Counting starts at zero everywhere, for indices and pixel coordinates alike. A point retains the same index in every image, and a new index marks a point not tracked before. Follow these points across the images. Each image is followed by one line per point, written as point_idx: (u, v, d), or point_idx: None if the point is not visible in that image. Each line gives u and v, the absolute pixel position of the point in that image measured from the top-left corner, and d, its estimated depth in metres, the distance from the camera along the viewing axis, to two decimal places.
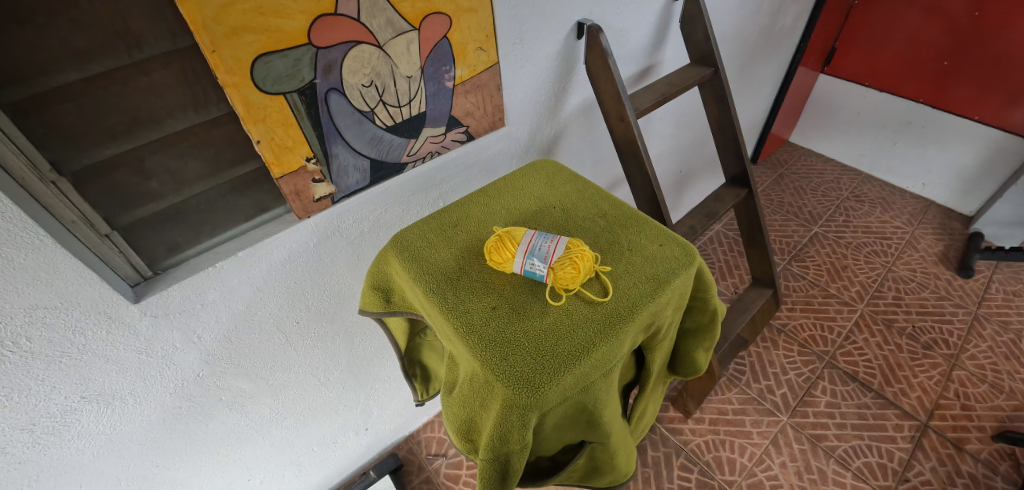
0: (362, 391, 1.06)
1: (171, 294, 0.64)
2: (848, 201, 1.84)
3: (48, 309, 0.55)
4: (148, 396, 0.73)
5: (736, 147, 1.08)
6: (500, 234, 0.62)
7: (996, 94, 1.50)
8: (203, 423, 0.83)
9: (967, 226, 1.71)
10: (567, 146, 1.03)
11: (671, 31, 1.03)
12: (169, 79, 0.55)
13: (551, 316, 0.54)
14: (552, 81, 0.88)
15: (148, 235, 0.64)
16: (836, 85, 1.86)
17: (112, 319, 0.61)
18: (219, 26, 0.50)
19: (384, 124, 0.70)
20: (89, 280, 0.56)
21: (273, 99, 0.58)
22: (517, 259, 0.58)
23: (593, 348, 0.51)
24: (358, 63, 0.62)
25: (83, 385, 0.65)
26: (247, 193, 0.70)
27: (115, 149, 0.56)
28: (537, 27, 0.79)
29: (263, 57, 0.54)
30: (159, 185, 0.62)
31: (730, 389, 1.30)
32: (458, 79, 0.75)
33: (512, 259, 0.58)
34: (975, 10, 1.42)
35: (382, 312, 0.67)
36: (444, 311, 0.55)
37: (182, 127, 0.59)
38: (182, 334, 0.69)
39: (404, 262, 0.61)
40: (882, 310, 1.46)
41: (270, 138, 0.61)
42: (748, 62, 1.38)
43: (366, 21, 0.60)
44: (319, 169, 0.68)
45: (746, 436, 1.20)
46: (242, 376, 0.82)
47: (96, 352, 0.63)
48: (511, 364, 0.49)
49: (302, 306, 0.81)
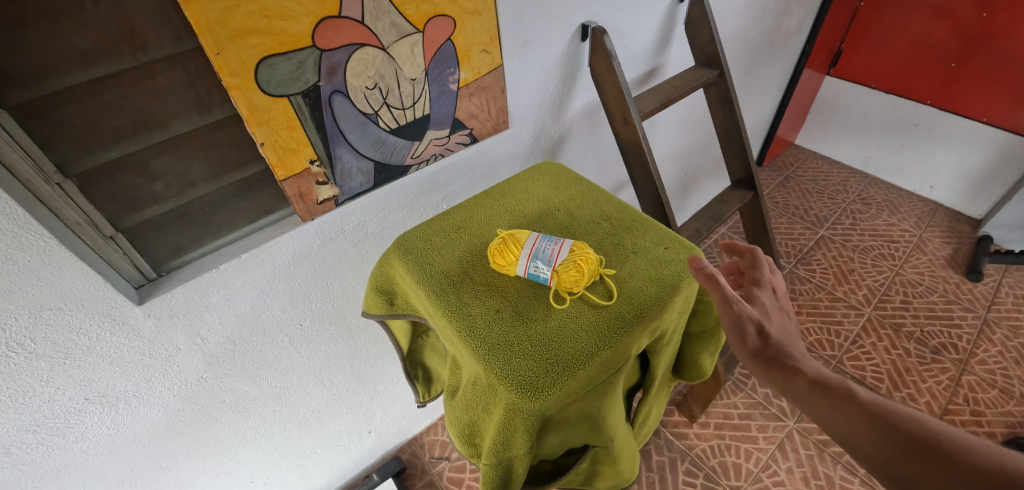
0: (365, 393, 1.06)
1: (174, 296, 0.65)
2: (855, 204, 1.83)
3: (53, 310, 0.55)
4: (152, 398, 0.73)
5: (741, 150, 1.07)
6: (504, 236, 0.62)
7: (1004, 96, 1.49)
8: (206, 425, 0.83)
9: (976, 229, 1.69)
10: (572, 148, 1.03)
11: (676, 33, 1.03)
12: (173, 82, 0.56)
13: (556, 320, 0.54)
14: (557, 83, 0.88)
15: (152, 238, 0.64)
16: (842, 87, 1.85)
17: (116, 320, 0.61)
18: (223, 28, 0.50)
19: (388, 126, 0.70)
20: (94, 282, 0.56)
21: (277, 101, 0.58)
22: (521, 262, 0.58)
23: (598, 353, 0.50)
24: (363, 65, 0.62)
25: (87, 386, 0.65)
26: (252, 195, 0.70)
27: (120, 151, 0.56)
28: (541, 29, 0.78)
29: (267, 59, 0.55)
30: (163, 187, 0.62)
31: (736, 393, 1.29)
32: (462, 82, 0.74)
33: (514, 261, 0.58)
34: (983, 11, 1.40)
35: (385, 314, 0.67)
36: (447, 315, 0.55)
37: (187, 129, 0.59)
38: (186, 335, 0.69)
39: (408, 265, 0.61)
40: (889, 314, 1.44)
41: (274, 141, 0.61)
42: (754, 64, 1.37)
43: (370, 24, 0.60)
44: (323, 171, 0.68)
45: (753, 442, 1.19)
46: (245, 378, 0.82)
47: (100, 354, 0.63)
48: (515, 368, 0.49)
49: (305, 308, 0.81)
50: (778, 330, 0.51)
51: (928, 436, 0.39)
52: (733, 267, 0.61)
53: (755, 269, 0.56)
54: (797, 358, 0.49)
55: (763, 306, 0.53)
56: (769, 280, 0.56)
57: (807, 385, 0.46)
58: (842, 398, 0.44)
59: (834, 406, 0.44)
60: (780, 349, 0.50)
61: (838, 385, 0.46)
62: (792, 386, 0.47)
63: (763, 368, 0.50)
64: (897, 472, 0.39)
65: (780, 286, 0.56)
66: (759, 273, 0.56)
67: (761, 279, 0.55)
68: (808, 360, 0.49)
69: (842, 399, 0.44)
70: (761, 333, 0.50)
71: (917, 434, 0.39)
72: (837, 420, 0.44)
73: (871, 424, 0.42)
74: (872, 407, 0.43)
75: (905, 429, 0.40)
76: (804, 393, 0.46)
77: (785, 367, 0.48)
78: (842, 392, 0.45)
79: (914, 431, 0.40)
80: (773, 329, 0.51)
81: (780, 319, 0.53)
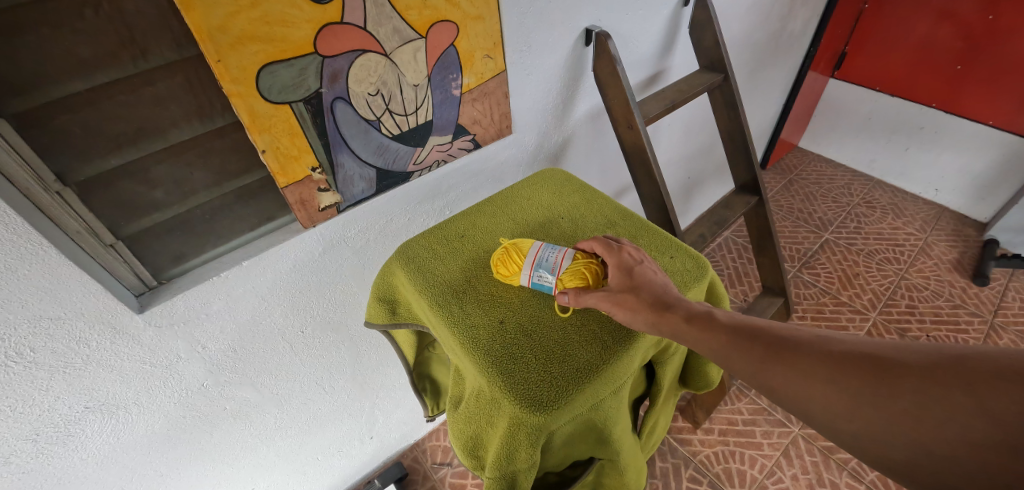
0: (367, 400, 1.05)
1: (175, 304, 0.64)
2: (859, 207, 1.82)
3: (53, 319, 0.54)
4: (152, 405, 0.72)
5: (746, 154, 1.07)
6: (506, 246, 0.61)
7: (1009, 99, 1.48)
8: (207, 432, 0.82)
9: (981, 233, 1.68)
10: (575, 153, 1.02)
11: (680, 36, 1.02)
12: (174, 89, 0.55)
13: (561, 332, 0.53)
14: (560, 88, 0.87)
15: (153, 245, 0.64)
16: (847, 89, 1.84)
17: (115, 329, 0.61)
18: (224, 35, 0.50)
19: (391, 133, 0.69)
20: (95, 291, 0.56)
21: (279, 108, 0.57)
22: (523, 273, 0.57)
23: (603, 366, 0.49)
24: (365, 72, 0.61)
25: (87, 395, 0.64)
26: (253, 202, 0.70)
27: (120, 159, 0.56)
28: (544, 34, 0.78)
29: (269, 66, 0.54)
30: (164, 195, 0.61)
31: (740, 399, 1.28)
32: (465, 87, 0.74)
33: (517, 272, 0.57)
34: (988, 14, 1.39)
35: (388, 324, 0.66)
36: (449, 325, 0.54)
37: (187, 137, 0.59)
38: (186, 343, 0.69)
39: (410, 274, 0.60)
40: (894, 319, 1.43)
41: (275, 148, 0.60)
42: (758, 67, 1.36)
43: (372, 30, 0.59)
44: (325, 178, 0.67)
45: (757, 448, 1.18)
46: (245, 385, 0.81)
47: (100, 362, 0.62)
48: (519, 381, 0.48)
49: (307, 315, 0.80)
50: (653, 290, 0.51)
51: (780, 335, 0.44)
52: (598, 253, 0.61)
53: (611, 248, 0.56)
54: (665, 297, 0.50)
55: (633, 278, 0.53)
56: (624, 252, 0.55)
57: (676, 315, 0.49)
58: (709, 322, 0.47)
59: (704, 332, 0.47)
60: (655, 297, 0.50)
61: (703, 311, 0.49)
62: (662, 322, 0.49)
63: (642, 320, 0.49)
64: (763, 376, 0.43)
65: (637, 249, 0.57)
66: (613, 252, 0.55)
67: (624, 256, 0.55)
68: (672, 294, 0.51)
69: (708, 322, 0.48)
70: (637, 300, 0.50)
71: (769, 337, 0.45)
72: (708, 344, 0.47)
73: (736, 339, 0.46)
74: (733, 323, 0.47)
75: (764, 336, 0.45)
76: (676, 325, 0.48)
77: (656, 306, 0.50)
78: (706, 316, 0.48)
79: (768, 333, 0.45)
80: (643, 287, 0.51)
81: (647, 275, 0.53)
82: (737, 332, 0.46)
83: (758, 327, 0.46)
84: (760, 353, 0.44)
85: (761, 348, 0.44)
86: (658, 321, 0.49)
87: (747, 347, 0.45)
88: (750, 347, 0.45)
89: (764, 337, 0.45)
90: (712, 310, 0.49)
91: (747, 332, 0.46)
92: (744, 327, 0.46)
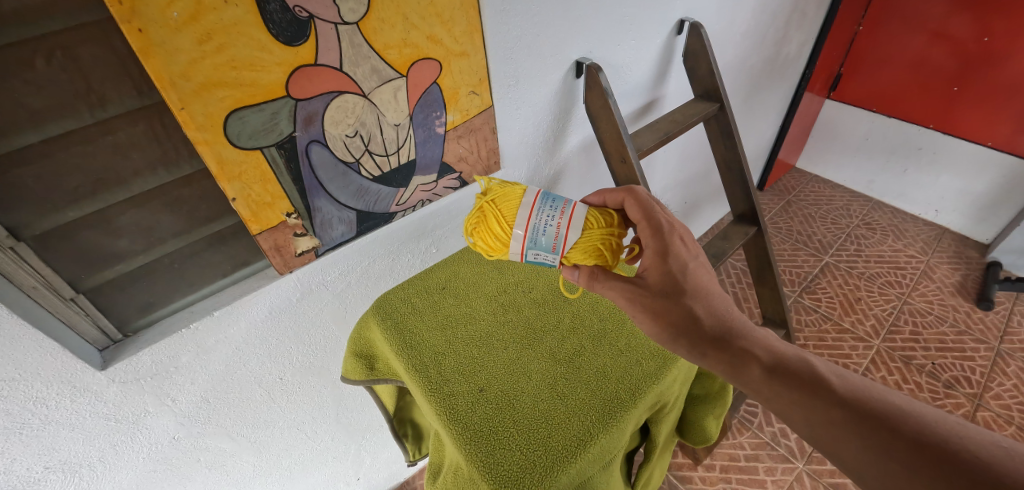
0: (353, 442, 1.00)
1: (141, 359, 0.60)
2: (858, 228, 1.79)
3: (6, 381, 0.50)
4: (120, 462, 0.67)
5: (742, 184, 1.05)
6: (484, 207, 0.59)
7: (1007, 120, 1.46)
8: (179, 484, 0.78)
9: (984, 255, 1.65)
10: (566, 185, 1.00)
11: (674, 65, 1.00)
12: (136, 137, 0.52)
13: (546, 401, 0.52)
14: (550, 122, 0.85)
15: (119, 297, 0.60)
16: (842, 109, 1.82)
17: (77, 388, 0.57)
18: (187, 81, 0.46)
19: (371, 175, 0.66)
20: (49, 349, 0.52)
21: (249, 154, 0.54)
22: (516, 245, 0.57)
23: (592, 440, 0.48)
24: (341, 113, 0.58)
25: (47, 455, 0.60)
26: (224, 248, 0.66)
27: (79, 211, 0.52)
28: (534, 69, 0.75)
29: (237, 111, 0.51)
30: (129, 244, 0.58)
31: (741, 433, 1.23)
32: (450, 125, 0.71)
33: (509, 247, 0.57)
34: (984, 36, 1.39)
35: (365, 380, 0.63)
36: (428, 395, 0.53)
37: (152, 186, 0.55)
38: (155, 397, 0.65)
39: (389, 334, 0.59)
40: (898, 347, 1.39)
41: (246, 194, 0.57)
42: (755, 90, 1.34)
43: (349, 70, 0.56)
44: (301, 223, 0.64)
45: (760, 485, 1.13)
46: (222, 436, 0.77)
47: (60, 422, 0.58)
48: (501, 461, 0.46)
49: (286, 362, 0.77)
50: (706, 306, 0.52)
51: (926, 435, 0.39)
52: (625, 212, 0.61)
53: (661, 234, 0.56)
54: (748, 342, 0.49)
55: (671, 276, 0.53)
56: (677, 251, 0.55)
57: (776, 379, 0.46)
58: (824, 395, 0.44)
59: (813, 401, 0.44)
60: (713, 321, 0.50)
61: (809, 373, 0.46)
62: (758, 381, 0.47)
63: (699, 349, 0.50)
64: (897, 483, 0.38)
65: (689, 242, 0.56)
66: (663, 240, 0.55)
67: (679, 250, 0.55)
68: (752, 335, 0.50)
69: (823, 396, 0.44)
70: (677, 311, 0.51)
71: (926, 441, 0.39)
72: (820, 423, 0.43)
73: (861, 427, 0.41)
74: (857, 402, 0.43)
75: (903, 430, 0.40)
76: (772, 388, 0.46)
77: (743, 357, 0.48)
78: (818, 385, 0.45)
79: (905, 424, 0.40)
80: (695, 299, 0.52)
81: (697, 277, 0.53)
82: (866, 417, 0.41)
83: (893, 416, 0.41)
84: (899, 455, 0.39)
85: (901, 450, 0.39)
86: (752, 378, 0.47)
87: (877, 438, 0.40)
88: (886, 441, 0.40)
89: (902, 431, 0.40)
90: (825, 375, 0.45)
91: (877, 420, 0.41)
92: (873, 412, 0.42)
